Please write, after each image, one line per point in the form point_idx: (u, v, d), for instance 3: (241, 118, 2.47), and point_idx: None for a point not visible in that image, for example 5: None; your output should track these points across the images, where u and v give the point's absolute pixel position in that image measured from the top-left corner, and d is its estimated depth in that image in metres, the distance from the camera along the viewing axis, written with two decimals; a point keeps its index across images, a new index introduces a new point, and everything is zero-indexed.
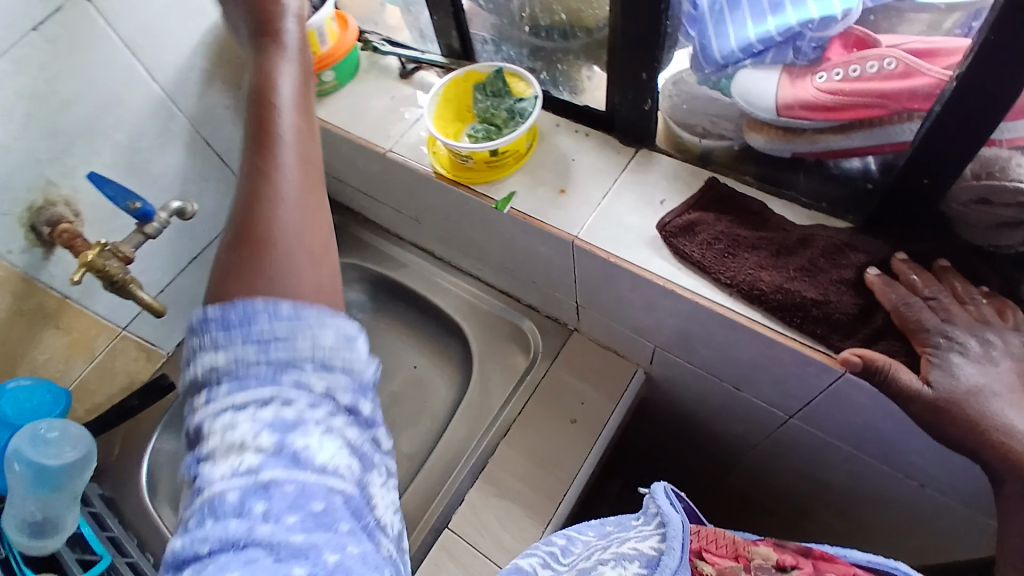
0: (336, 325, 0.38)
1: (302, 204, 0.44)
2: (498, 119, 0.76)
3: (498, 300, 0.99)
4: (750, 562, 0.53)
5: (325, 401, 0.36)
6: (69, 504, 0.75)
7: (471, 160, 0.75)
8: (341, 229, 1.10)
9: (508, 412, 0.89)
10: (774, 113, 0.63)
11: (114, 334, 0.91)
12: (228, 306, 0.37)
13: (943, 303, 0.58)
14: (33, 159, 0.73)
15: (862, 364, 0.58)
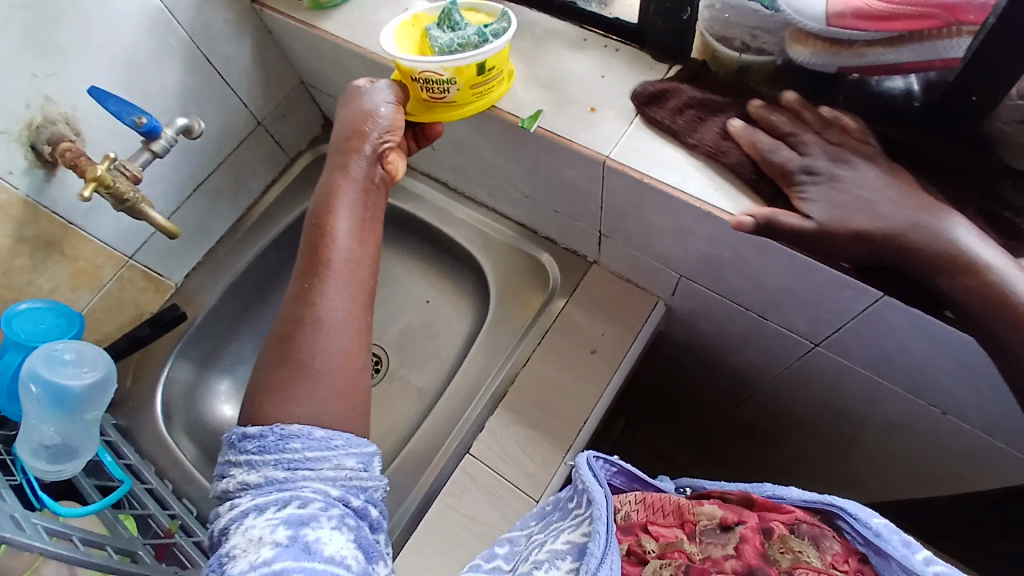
0: (349, 456, 0.51)
1: (344, 323, 0.56)
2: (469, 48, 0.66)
3: (515, 232, 0.97)
4: (695, 527, 0.52)
5: (335, 505, 0.48)
6: (88, 430, 0.72)
7: (455, 89, 0.67)
8: None
9: (526, 344, 0.87)
10: (823, 23, 0.60)
11: (119, 264, 0.89)
12: (264, 427, 0.51)
13: (837, 136, 0.62)
14: (29, 76, 0.70)
15: (753, 223, 0.60)
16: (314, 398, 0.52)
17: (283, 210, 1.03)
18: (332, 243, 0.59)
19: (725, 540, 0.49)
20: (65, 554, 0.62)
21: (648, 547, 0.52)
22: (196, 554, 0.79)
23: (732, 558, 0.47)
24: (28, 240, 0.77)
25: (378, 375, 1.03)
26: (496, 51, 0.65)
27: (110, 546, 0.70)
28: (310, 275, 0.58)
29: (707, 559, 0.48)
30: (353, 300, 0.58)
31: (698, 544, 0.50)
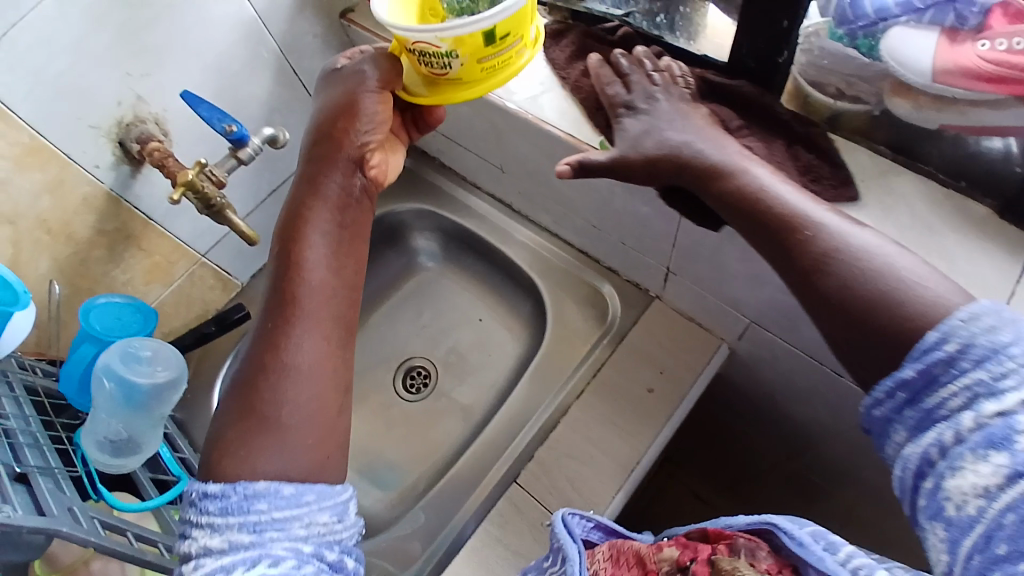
0: (320, 510, 0.49)
1: (314, 369, 0.54)
2: None
3: (576, 259, 0.96)
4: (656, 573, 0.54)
5: (309, 565, 0.47)
6: (153, 425, 0.73)
7: (458, 64, 0.57)
8: (418, 175, 1.09)
9: (581, 375, 0.87)
10: (928, 79, 0.58)
11: (192, 261, 0.91)
12: (226, 486, 0.48)
13: (660, 75, 0.69)
14: (123, 75, 0.72)
15: (571, 171, 0.65)
16: (280, 452, 0.51)
17: None
18: (303, 281, 0.57)
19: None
20: (119, 551, 0.62)
21: None
22: None
23: None
24: (108, 233, 0.80)
25: (426, 392, 1.04)
26: (505, 12, 0.53)
27: (161, 543, 0.70)
28: (279, 316, 0.56)
29: None
30: (327, 344, 0.56)
31: None
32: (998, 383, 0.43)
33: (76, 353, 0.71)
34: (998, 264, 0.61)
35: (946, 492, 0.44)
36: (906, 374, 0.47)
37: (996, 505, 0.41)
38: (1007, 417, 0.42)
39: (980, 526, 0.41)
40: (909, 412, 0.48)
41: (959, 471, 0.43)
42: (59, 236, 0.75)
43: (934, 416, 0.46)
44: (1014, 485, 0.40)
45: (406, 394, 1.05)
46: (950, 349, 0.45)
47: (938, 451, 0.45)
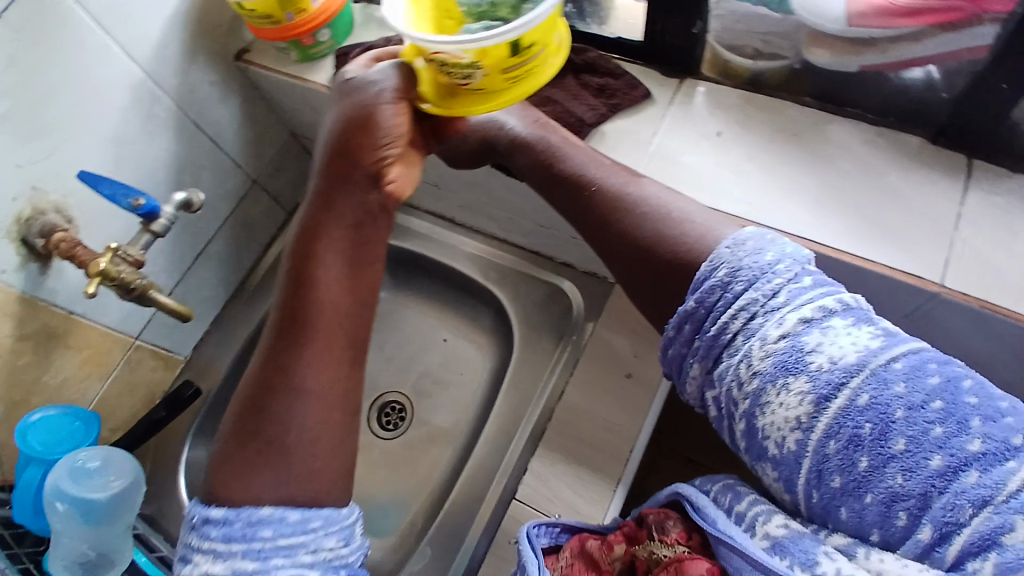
0: (325, 537, 0.51)
1: (319, 402, 0.57)
2: (503, 12, 0.54)
3: (529, 261, 0.94)
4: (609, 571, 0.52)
5: None
6: (121, 539, 0.68)
7: (480, 74, 0.52)
8: None
9: (557, 379, 0.85)
10: (843, 24, 0.59)
11: (126, 346, 0.84)
12: (230, 512, 0.50)
13: None
14: (12, 165, 0.65)
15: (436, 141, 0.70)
16: (278, 479, 0.53)
17: None
18: (317, 304, 0.58)
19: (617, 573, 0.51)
20: None
21: None
22: None
23: None
24: (28, 337, 0.72)
25: (404, 425, 0.98)
26: (534, 19, 0.48)
27: None
28: (282, 333, 0.58)
29: None
30: (330, 373, 0.58)
31: None
32: (771, 302, 0.47)
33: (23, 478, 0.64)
34: (945, 189, 0.62)
35: (763, 429, 0.45)
36: (689, 307, 0.50)
37: (814, 433, 0.42)
38: (822, 378, 0.42)
39: (806, 459, 0.42)
40: (697, 344, 0.50)
41: (766, 400, 0.44)
42: None
43: (719, 345, 0.48)
44: (820, 408, 0.42)
45: (383, 431, 0.99)
46: (721, 276, 0.50)
47: (742, 388, 0.46)
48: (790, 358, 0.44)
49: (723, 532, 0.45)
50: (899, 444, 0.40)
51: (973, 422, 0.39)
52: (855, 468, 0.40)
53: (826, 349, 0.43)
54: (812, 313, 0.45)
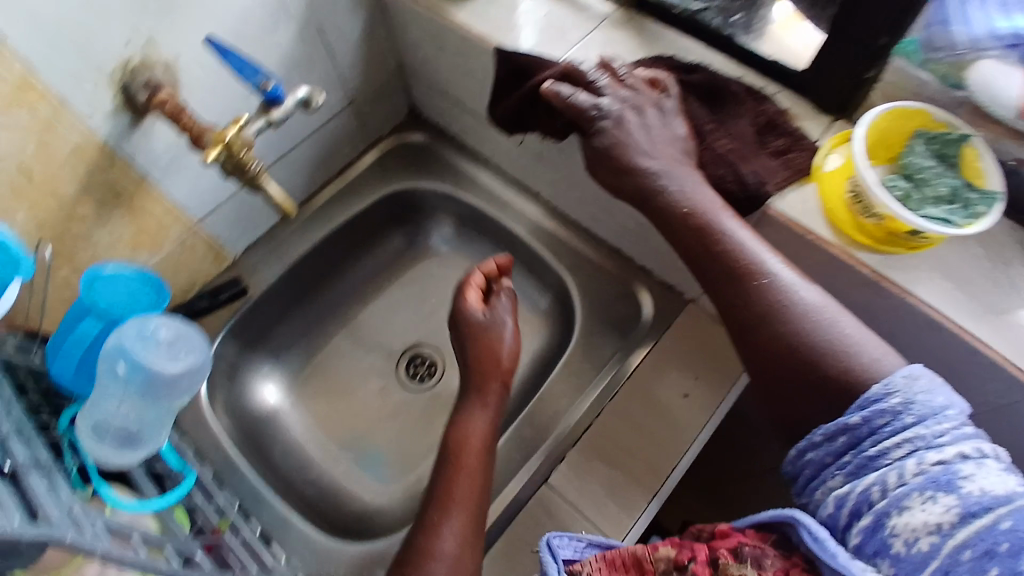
0: None
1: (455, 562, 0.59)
2: (927, 189, 0.63)
3: (605, 256, 0.94)
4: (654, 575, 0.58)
5: None
6: (166, 421, 0.62)
7: (874, 221, 0.62)
8: (432, 151, 1.04)
9: (610, 376, 0.85)
10: (1012, 113, 0.60)
11: (186, 226, 0.83)
12: None
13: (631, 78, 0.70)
14: (139, 8, 0.62)
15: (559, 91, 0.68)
16: None
17: (356, 195, 1.01)
18: (471, 490, 0.65)
19: None
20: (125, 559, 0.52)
21: None
22: (246, 556, 0.71)
23: None
24: (95, 189, 0.69)
25: (430, 383, 1.00)
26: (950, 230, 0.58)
27: (168, 547, 0.60)
28: (467, 526, 0.62)
29: None
30: (466, 551, 0.60)
31: None
32: (935, 440, 0.51)
33: (74, 333, 0.60)
34: None
35: (892, 528, 0.50)
36: (851, 421, 0.55)
37: (952, 541, 0.47)
38: (967, 507, 0.48)
39: (933, 561, 0.48)
40: (847, 458, 0.55)
41: (907, 506, 0.50)
42: (40, 187, 0.64)
43: (874, 464, 0.53)
44: (964, 521, 0.47)
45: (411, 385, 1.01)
46: (894, 403, 0.54)
47: (884, 493, 0.51)
48: (943, 479, 0.49)
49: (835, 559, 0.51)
50: None
51: None
52: None
53: (978, 479, 0.49)
54: (969, 451, 0.50)
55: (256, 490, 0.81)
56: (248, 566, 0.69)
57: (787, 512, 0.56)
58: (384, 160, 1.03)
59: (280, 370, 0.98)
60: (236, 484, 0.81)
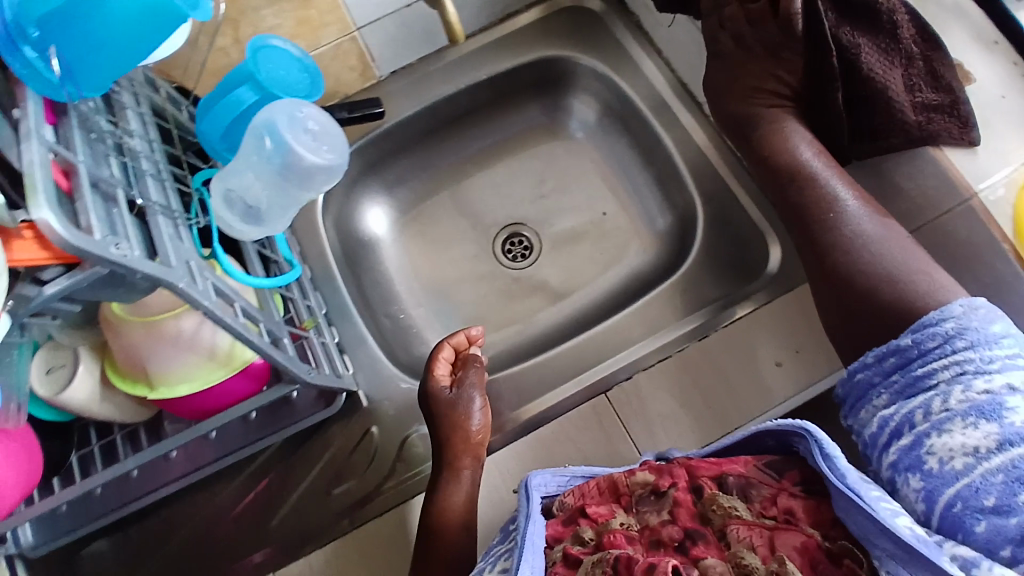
0: None
1: None
2: None
3: (749, 193, 0.87)
4: (631, 498, 0.65)
5: None
6: (291, 205, 0.63)
7: None
8: (601, 24, 0.96)
9: (705, 320, 0.82)
10: None
11: (344, 31, 0.83)
12: None
13: None
14: None
15: None
16: None
17: (511, 49, 0.96)
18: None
19: (660, 505, 0.64)
20: (224, 322, 0.56)
21: (586, 534, 0.63)
22: (320, 355, 0.77)
23: (670, 521, 0.62)
24: None
25: (523, 263, 1.01)
26: None
27: (262, 324, 0.65)
28: None
29: (648, 526, 0.63)
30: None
31: (635, 513, 0.64)
32: (984, 366, 0.55)
33: (228, 100, 0.58)
34: None
35: (930, 447, 0.54)
36: (903, 343, 0.59)
37: (986, 464, 0.51)
38: (1007, 433, 0.52)
39: (964, 479, 0.52)
40: (895, 378, 0.59)
41: (947, 429, 0.54)
42: None
43: (919, 385, 0.57)
44: (1001, 447, 0.51)
45: (505, 260, 1.02)
46: (949, 326, 0.58)
47: (926, 417, 0.56)
48: (989, 408, 0.53)
49: (849, 486, 0.52)
50: None
51: None
52: (1014, 496, 0.49)
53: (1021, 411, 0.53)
54: (1017, 384, 0.54)
55: (342, 305, 0.87)
56: (321, 366, 0.76)
57: (809, 427, 0.57)
58: (546, 22, 0.97)
59: (391, 203, 1.01)
60: (327, 293, 0.88)
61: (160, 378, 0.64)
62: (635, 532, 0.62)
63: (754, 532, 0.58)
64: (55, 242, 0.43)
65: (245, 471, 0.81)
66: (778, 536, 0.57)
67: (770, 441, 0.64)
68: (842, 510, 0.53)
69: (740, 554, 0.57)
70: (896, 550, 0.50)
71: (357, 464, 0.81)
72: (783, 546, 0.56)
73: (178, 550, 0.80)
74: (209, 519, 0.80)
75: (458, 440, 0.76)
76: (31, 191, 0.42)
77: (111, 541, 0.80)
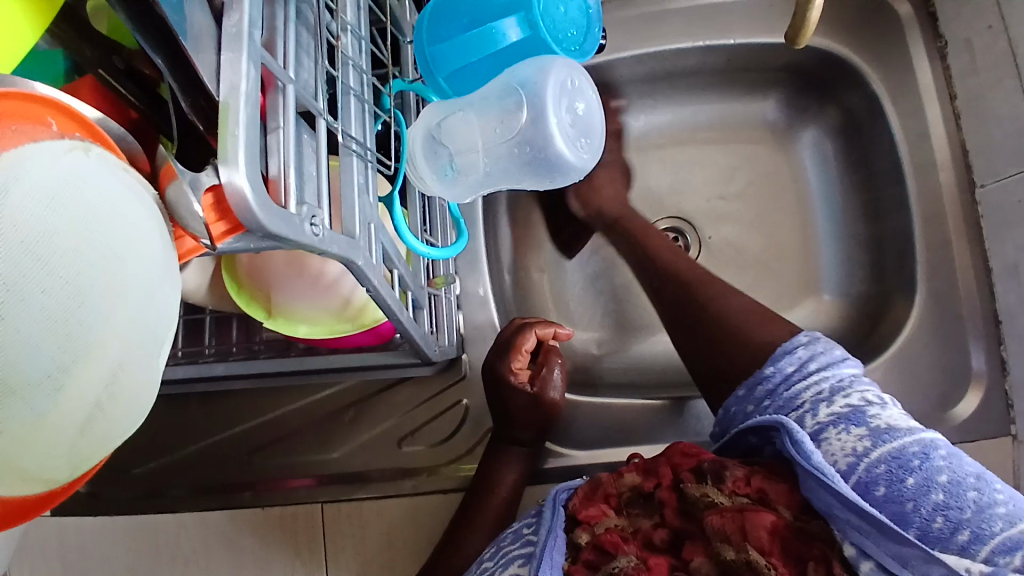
0: None
1: None
2: None
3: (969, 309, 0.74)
4: (619, 497, 0.54)
5: None
6: (494, 167, 0.51)
7: None
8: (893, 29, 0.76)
9: None
10: None
11: None
12: None
13: None
14: None
15: None
16: None
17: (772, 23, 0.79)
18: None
19: (652, 508, 0.53)
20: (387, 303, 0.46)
21: (582, 535, 0.51)
22: (443, 321, 0.67)
23: (661, 526, 0.51)
24: None
25: None
26: None
27: (411, 292, 0.54)
28: None
29: (639, 530, 0.51)
30: None
31: (629, 515, 0.53)
32: (843, 387, 0.52)
33: (488, 30, 0.49)
34: None
35: (819, 446, 0.50)
36: (765, 371, 0.56)
37: (870, 457, 0.47)
38: (888, 433, 0.47)
39: (856, 475, 0.47)
40: (765, 404, 0.55)
41: (826, 437, 0.50)
42: None
43: (789, 406, 0.53)
44: (883, 441, 0.47)
45: None
46: (805, 341, 0.56)
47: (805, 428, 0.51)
48: (856, 414, 0.49)
49: (816, 467, 0.45)
50: (936, 479, 0.45)
51: (981, 491, 0.44)
52: (907, 482, 0.45)
53: (887, 415, 0.49)
54: (881, 401, 0.51)
55: (473, 254, 0.76)
56: (441, 334, 0.66)
57: (780, 417, 0.50)
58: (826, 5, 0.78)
59: None
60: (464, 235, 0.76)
61: (282, 310, 0.55)
62: (631, 535, 0.51)
63: (728, 517, 0.47)
64: (240, 220, 0.30)
65: (322, 391, 0.75)
66: (751, 516, 0.46)
67: (753, 439, 0.55)
68: (808, 489, 0.47)
69: (720, 549, 0.46)
70: (859, 520, 0.43)
71: (427, 434, 0.74)
72: (755, 525, 0.46)
73: (232, 436, 0.76)
74: (274, 424, 0.75)
75: (532, 419, 0.67)
76: (229, 138, 0.29)
77: (169, 406, 0.77)
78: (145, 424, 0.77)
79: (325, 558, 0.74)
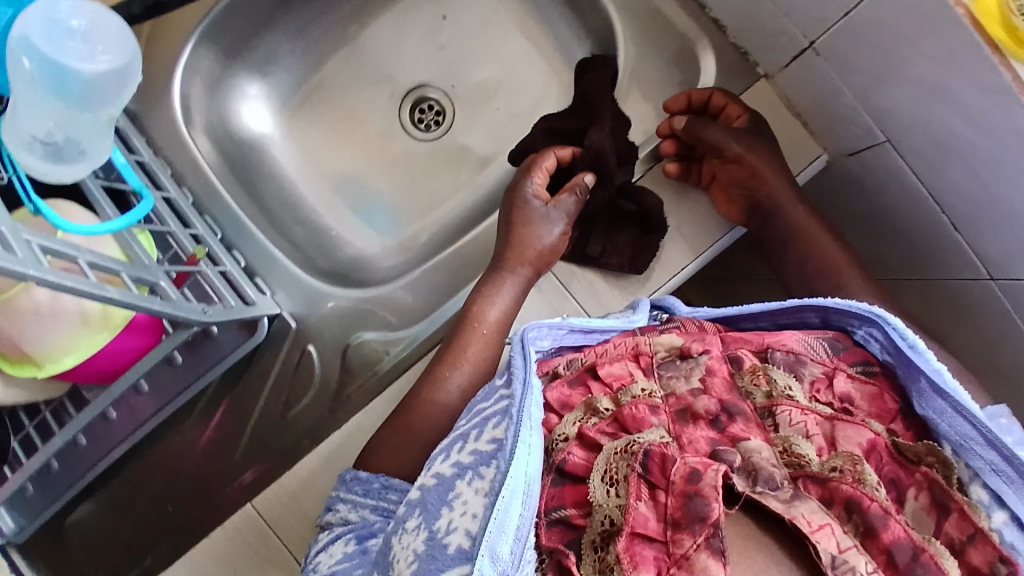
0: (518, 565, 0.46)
1: None
2: None
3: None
4: (652, 360, 0.56)
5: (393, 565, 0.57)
6: (98, 129, 0.58)
7: None
8: None
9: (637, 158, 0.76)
10: None
11: None
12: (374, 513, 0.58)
13: None
14: None
15: None
16: None
17: None
18: None
19: (688, 371, 0.54)
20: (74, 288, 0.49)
21: (603, 406, 0.53)
22: (224, 287, 0.72)
23: (701, 390, 0.52)
24: None
25: (438, 131, 0.88)
26: None
27: (129, 276, 0.57)
28: None
29: (673, 394, 0.52)
30: None
31: (658, 377, 0.54)
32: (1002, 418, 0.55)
33: None
34: None
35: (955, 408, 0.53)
36: None
37: None
38: None
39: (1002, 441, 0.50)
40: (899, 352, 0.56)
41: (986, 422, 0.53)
42: None
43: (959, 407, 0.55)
44: None
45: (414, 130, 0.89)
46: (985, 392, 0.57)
47: None
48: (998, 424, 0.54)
49: (937, 374, 0.52)
50: None
51: None
52: None
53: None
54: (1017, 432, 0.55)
55: (238, 223, 0.77)
56: (226, 300, 0.70)
57: (879, 311, 0.55)
58: None
59: (270, 92, 0.87)
60: (218, 214, 0.77)
61: (41, 354, 0.60)
62: (659, 400, 0.52)
63: (810, 418, 0.50)
64: None
65: (195, 412, 0.77)
66: (842, 429, 0.50)
67: (812, 320, 0.60)
68: (931, 407, 0.52)
69: (794, 440, 0.49)
70: (997, 458, 0.48)
71: (299, 391, 0.77)
72: (848, 438, 0.49)
73: (148, 501, 0.77)
74: (174, 466, 0.77)
75: None
76: None
77: (88, 512, 0.78)
78: (82, 538, 0.78)
79: (290, 550, 0.74)
